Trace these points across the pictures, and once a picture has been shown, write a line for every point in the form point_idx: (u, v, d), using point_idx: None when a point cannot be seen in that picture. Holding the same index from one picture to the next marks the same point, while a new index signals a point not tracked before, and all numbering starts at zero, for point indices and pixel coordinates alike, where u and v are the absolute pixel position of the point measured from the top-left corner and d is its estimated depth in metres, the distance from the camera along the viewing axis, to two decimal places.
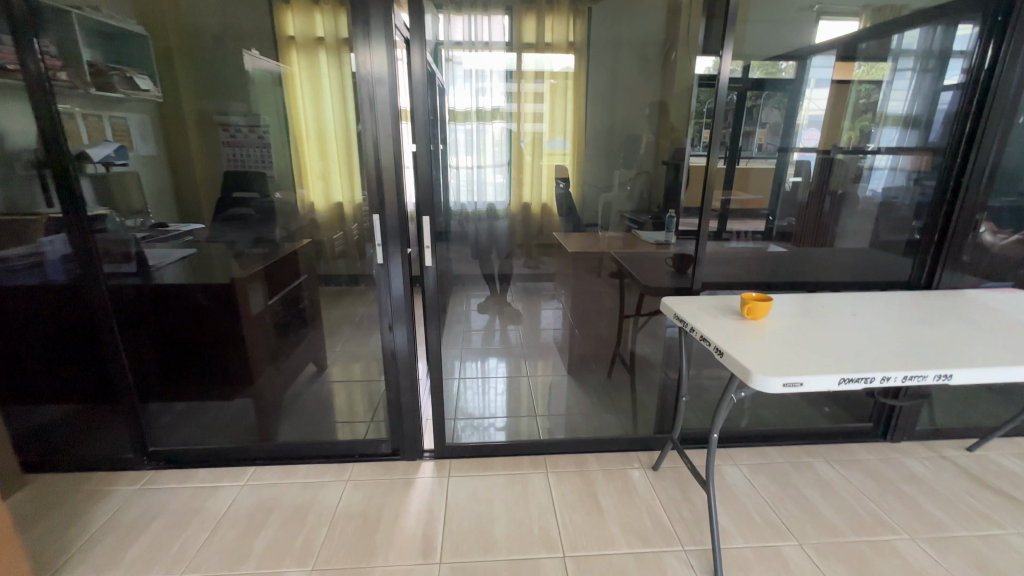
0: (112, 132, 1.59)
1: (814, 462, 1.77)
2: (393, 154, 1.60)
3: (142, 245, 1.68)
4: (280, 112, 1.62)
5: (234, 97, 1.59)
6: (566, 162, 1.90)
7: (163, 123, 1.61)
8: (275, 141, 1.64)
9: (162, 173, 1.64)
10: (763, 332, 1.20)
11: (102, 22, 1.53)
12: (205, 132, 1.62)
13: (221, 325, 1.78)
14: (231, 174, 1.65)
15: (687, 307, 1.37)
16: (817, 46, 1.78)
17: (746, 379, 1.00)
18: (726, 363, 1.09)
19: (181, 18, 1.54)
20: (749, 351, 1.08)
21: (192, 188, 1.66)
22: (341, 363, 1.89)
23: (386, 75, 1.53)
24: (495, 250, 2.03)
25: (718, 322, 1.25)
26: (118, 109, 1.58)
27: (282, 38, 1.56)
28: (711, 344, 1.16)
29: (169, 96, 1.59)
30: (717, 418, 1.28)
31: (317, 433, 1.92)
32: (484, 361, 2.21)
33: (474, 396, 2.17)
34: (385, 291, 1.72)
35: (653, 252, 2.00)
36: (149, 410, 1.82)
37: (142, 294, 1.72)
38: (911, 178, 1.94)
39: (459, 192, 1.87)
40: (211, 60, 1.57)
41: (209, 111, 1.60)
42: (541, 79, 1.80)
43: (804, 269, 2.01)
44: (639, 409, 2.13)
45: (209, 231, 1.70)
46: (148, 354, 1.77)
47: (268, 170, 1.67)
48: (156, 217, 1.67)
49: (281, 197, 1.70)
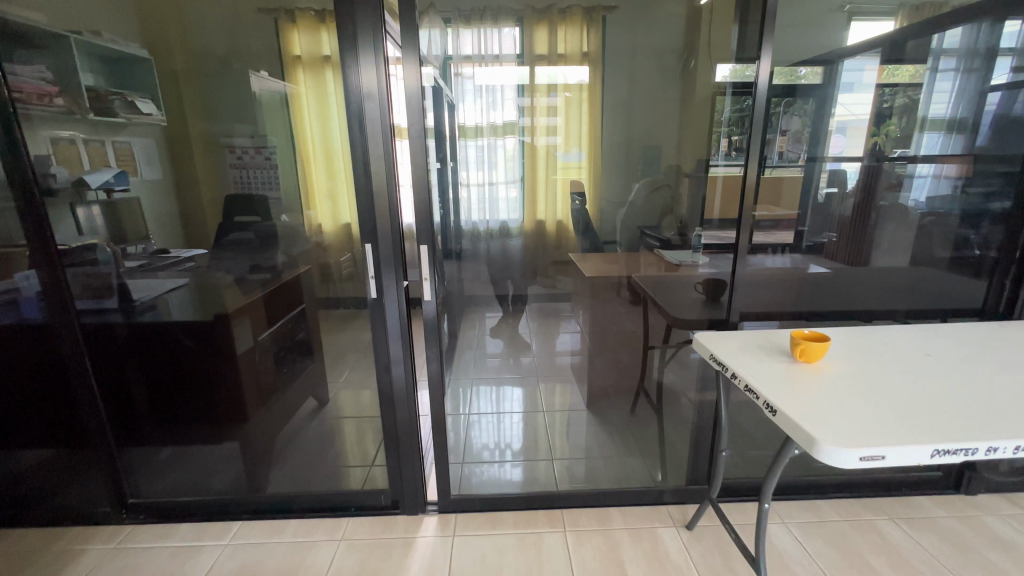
0: (114, 156, 1.50)
1: (876, 521, 1.55)
2: (393, 176, 1.49)
3: (137, 272, 1.59)
4: (288, 134, 1.50)
5: (239, 118, 1.50)
6: (582, 176, 1.75)
7: (171, 148, 1.51)
8: (282, 161, 1.53)
9: (167, 198, 1.54)
10: (822, 381, 1.00)
11: (103, 47, 1.45)
12: (211, 155, 1.52)
13: (205, 366, 1.66)
14: (237, 197, 1.55)
15: (724, 346, 1.19)
16: (849, 48, 1.60)
17: (810, 448, 0.81)
18: (780, 424, 0.90)
19: (182, 40, 1.45)
20: (809, 409, 0.89)
21: (198, 213, 1.56)
22: (339, 402, 1.74)
23: (375, 90, 1.43)
24: (510, 275, 1.89)
25: (765, 368, 1.06)
26: (122, 133, 1.49)
27: (289, 57, 1.45)
28: (756, 396, 0.98)
29: (174, 118, 1.50)
30: (771, 479, 1.11)
31: (312, 480, 1.80)
32: (499, 388, 2.01)
33: (489, 425, 2.00)
34: (382, 326, 1.61)
35: (679, 277, 1.85)
36: (128, 453, 1.71)
37: (124, 331, 1.62)
38: (958, 186, 1.73)
39: (470, 210, 1.77)
40: (214, 82, 1.48)
41: (214, 133, 1.51)
42: (554, 92, 1.67)
43: (840, 296, 1.81)
44: (669, 451, 1.95)
45: (210, 257, 1.59)
46: (124, 396, 1.66)
47: (273, 192, 1.55)
48: (159, 242, 1.57)
49: (288, 219, 1.57)
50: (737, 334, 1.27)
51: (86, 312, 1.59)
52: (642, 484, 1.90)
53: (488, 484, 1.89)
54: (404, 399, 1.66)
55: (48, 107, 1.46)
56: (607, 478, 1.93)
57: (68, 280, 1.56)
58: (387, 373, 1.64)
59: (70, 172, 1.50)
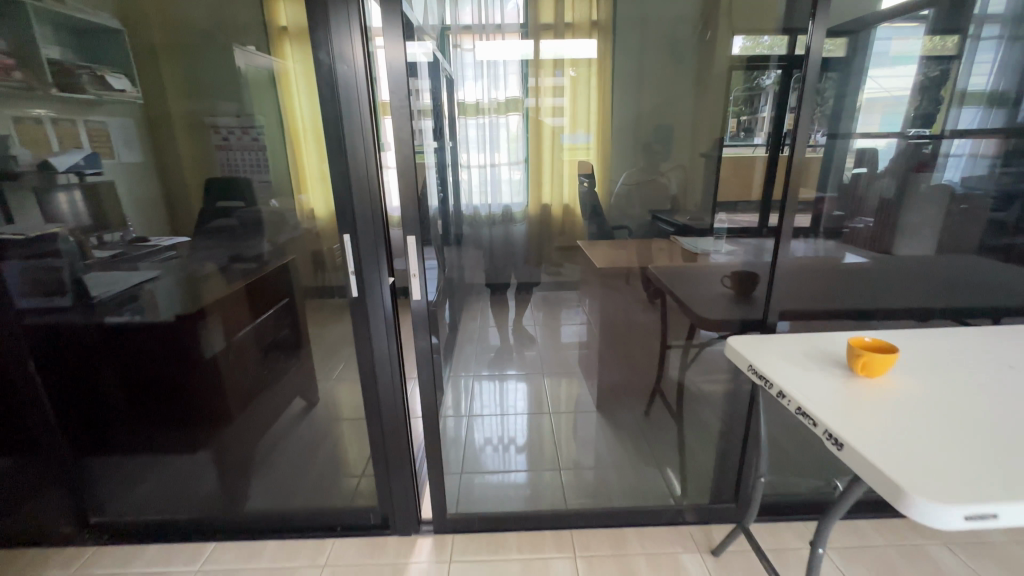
0: (87, 137, 1.33)
1: (923, 543, 1.41)
2: (376, 157, 1.33)
3: (111, 264, 1.42)
4: (276, 114, 1.34)
5: (221, 95, 1.33)
6: (590, 157, 1.56)
7: (151, 129, 1.35)
8: (270, 142, 1.36)
9: (149, 182, 1.38)
10: (894, 405, 0.85)
11: (70, 17, 1.27)
12: (196, 138, 1.35)
13: (170, 374, 1.51)
14: (222, 181, 1.38)
15: (767, 355, 1.03)
16: (884, 12, 1.40)
17: (896, 501, 0.68)
18: (851, 464, 0.76)
19: (150, 9, 1.28)
20: (887, 448, 0.75)
21: (184, 199, 1.39)
22: (329, 404, 1.60)
23: (352, 64, 1.26)
24: (512, 263, 1.70)
25: (821, 386, 0.91)
26: (96, 113, 1.32)
27: (274, 29, 1.28)
28: (814, 424, 0.84)
29: (152, 97, 1.33)
30: (842, 505, 0.95)
31: (295, 493, 1.68)
32: (501, 383, 1.87)
33: (492, 421, 1.89)
34: (366, 327, 1.46)
35: (703, 269, 1.68)
36: (86, 462, 1.58)
37: (74, 336, 1.46)
38: (995, 166, 1.53)
39: (471, 194, 1.60)
40: (196, 58, 1.31)
41: (197, 113, 1.34)
42: (561, 70, 1.49)
43: (875, 289, 1.63)
44: (690, 461, 1.83)
45: (192, 246, 1.43)
46: (78, 403, 1.51)
47: (261, 175, 1.38)
48: (138, 229, 1.41)
49: (278, 205, 1.41)
50: (778, 337, 1.11)
51: (39, 310, 1.44)
52: (659, 503, 1.78)
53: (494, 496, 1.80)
54: (394, 407, 1.53)
55: (6, 83, 1.29)
56: (622, 496, 1.82)
57: (8, 281, 1.41)
58: (375, 377, 1.50)
59: (35, 155, 1.33)
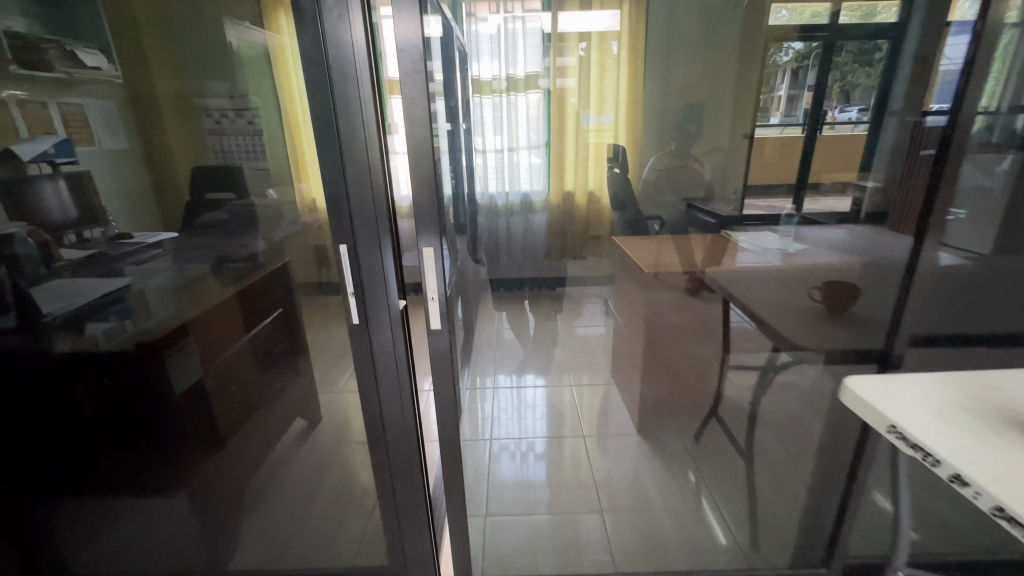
0: (61, 122, 1.10)
1: None
2: (379, 146, 1.07)
3: (86, 267, 1.19)
4: (271, 93, 1.10)
5: (210, 72, 1.10)
6: (617, 139, 1.79)
7: (134, 111, 1.12)
8: (268, 126, 1.12)
9: (135, 172, 1.15)
10: None
11: None
12: (185, 121, 1.12)
13: (150, 405, 1.30)
14: (212, 168, 1.15)
15: (911, 416, 0.92)
16: None
17: None
18: None
19: None
20: None
21: (174, 188, 1.16)
22: (331, 436, 1.39)
23: (356, 35, 0.99)
24: (532, 251, 2.29)
25: (1004, 468, 0.78)
26: (70, 94, 1.09)
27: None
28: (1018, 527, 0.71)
29: (133, 72, 1.10)
30: None
31: (290, 543, 1.51)
32: (520, 374, 2.14)
33: (510, 421, 1.97)
34: (371, 356, 1.24)
35: (757, 272, 1.65)
36: (42, 496, 1.34)
37: (32, 359, 1.23)
38: None
39: (490, 176, 1.94)
40: (178, 29, 1.07)
41: (183, 90, 1.11)
42: (586, 41, 1.66)
43: (988, 301, 1.32)
44: (738, 501, 1.70)
45: (179, 242, 1.20)
46: (36, 432, 1.28)
47: (258, 162, 1.15)
48: (122, 225, 1.18)
49: (276, 196, 1.17)
50: (913, 387, 1.01)
51: None
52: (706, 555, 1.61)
53: (515, 510, 1.75)
54: (405, 445, 1.33)
55: None
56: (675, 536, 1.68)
57: None
58: (381, 411, 1.29)
59: None
